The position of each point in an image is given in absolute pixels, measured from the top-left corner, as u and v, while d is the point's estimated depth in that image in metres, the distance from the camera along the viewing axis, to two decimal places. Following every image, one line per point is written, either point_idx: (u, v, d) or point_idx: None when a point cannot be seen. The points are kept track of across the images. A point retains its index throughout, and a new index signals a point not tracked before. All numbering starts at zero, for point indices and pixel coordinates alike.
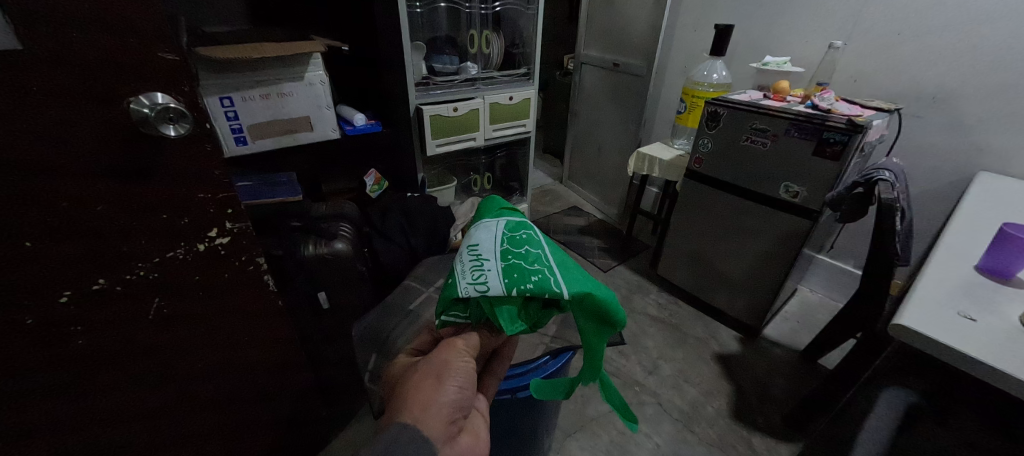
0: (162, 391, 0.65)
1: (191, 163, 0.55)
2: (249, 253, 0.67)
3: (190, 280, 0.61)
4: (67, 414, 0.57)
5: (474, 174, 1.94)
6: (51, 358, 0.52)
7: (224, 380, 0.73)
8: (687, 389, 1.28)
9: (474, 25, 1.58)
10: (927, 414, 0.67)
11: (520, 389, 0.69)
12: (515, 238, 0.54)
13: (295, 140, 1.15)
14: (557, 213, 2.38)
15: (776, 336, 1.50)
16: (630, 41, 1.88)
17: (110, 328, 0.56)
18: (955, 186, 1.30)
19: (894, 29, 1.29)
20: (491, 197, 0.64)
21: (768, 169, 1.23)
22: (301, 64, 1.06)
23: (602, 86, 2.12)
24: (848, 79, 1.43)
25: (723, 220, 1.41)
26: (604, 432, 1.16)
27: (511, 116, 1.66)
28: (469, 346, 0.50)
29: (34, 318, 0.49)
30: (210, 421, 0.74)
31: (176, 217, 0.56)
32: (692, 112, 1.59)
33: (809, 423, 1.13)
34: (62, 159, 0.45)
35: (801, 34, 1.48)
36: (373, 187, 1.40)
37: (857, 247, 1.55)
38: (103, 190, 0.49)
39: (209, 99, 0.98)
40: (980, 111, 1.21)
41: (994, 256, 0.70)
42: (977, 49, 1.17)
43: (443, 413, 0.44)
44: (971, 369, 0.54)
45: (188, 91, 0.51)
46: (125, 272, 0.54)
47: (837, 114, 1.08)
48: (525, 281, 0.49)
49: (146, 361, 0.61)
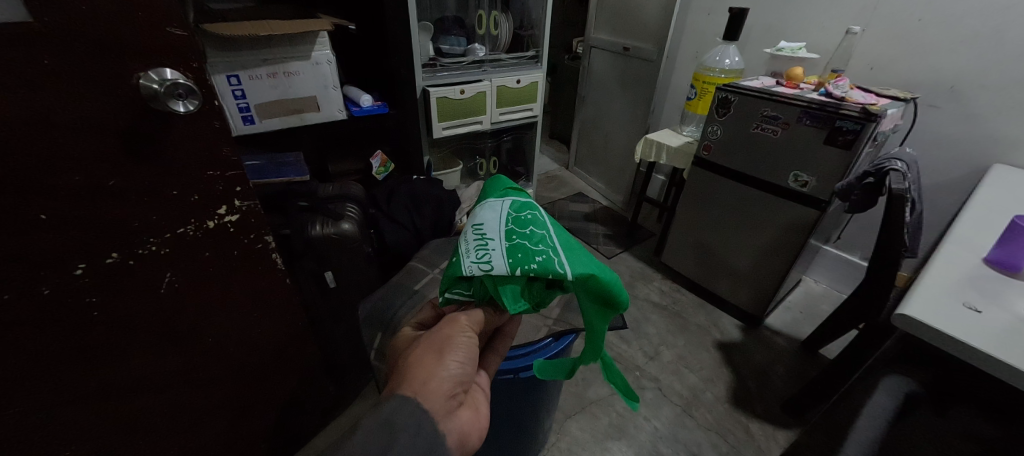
0: (175, 366, 0.67)
1: (199, 140, 0.55)
2: (258, 231, 0.68)
3: (201, 255, 0.63)
4: (82, 386, 0.58)
5: (480, 158, 1.94)
6: (66, 328, 0.53)
7: (232, 355, 0.75)
8: (687, 375, 1.30)
9: (483, 6, 1.55)
10: (924, 404, 0.68)
11: (522, 369, 0.71)
12: (521, 218, 0.55)
13: (301, 120, 1.15)
14: (562, 199, 2.38)
15: (777, 325, 1.50)
16: (642, 24, 1.84)
17: (122, 302, 0.57)
18: (968, 179, 1.28)
19: (915, 15, 1.25)
20: (498, 177, 0.64)
21: (778, 158, 1.22)
22: (307, 44, 1.06)
23: (612, 70, 2.08)
24: (864, 66, 1.39)
25: (731, 210, 1.40)
26: (605, 414, 1.18)
27: (519, 99, 1.65)
28: (473, 322, 0.51)
29: (49, 288, 0.50)
30: (219, 394, 0.76)
31: (186, 194, 0.57)
32: (703, 98, 1.56)
33: (807, 410, 1.14)
34: (75, 135, 0.46)
35: (818, 20, 1.44)
36: (379, 170, 1.42)
37: (866, 238, 1.54)
38: (113, 165, 0.50)
39: (216, 76, 0.98)
40: (999, 102, 1.18)
41: (1002, 249, 0.69)
42: (1001, 37, 1.13)
43: (443, 386, 0.45)
44: (981, 362, 0.54)
45: (196, 68, 0.52)
46: (137, 247, 0.55)
47: (851, 102, 1.06)
48: (529, 261, 0.49)
49: (157, 335, 0.62)
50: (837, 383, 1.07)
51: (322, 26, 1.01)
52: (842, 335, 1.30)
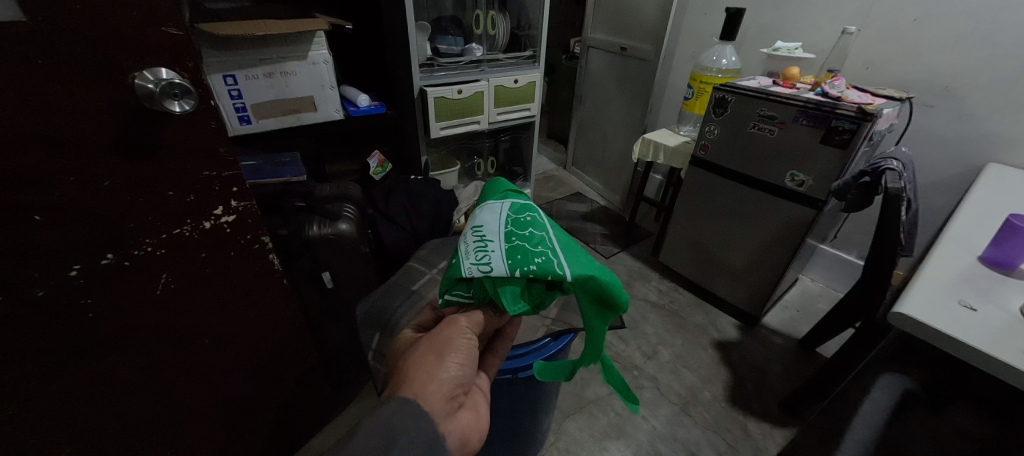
0: (172, 368, 0.67)
1: (195, 141, 0.55)
2: (255, 232, 0.68)
3: (197, 257, 0.62)
4: (77, 388, 0.58)
5: (478, 158, 1.94)
6: (62, 331, 0.53)
7: (229, 356, 0.74)
8: (685, 374, 1.30)
9: (479, 5, 1.54)
10: (920, 402, 0.68)
11: (521, 369, 0.71)
12: (520, 221, 0.55)
13: (298, 120, 1.14)
14: (559, 199, 2.38)
15: (775, 324, 1.51)
16: (639, 24, 1.84)
17: (119, 303, 0.57)
18: (963, 178, 1.28)
19: (910, 15, 1.26)
20: (497, 179, 0.64)
21: (776, 158, 1.22)
22: (304, 43, 1.06)
23: (609, 70, 2.09)
24: (860, 66, 1.40)
25: (728, 209, 1.40)
26: (603, 414, 1.18)
27: (516, 99, 1.65)
28: (473, 323, 0.51)
29: (45, 290, 0.50)
30: (217, 396, 0.76)
31: (182, 195, 0.57)
32: (700, 98, 1.57)
33: (804, 409, 1.15)
34: (70, 136, 0.46)
35: (814, 20, 1.45)
36: (376, 170, 1.42)
37: (863, 237, 1.54)
38: (109, 166, 0.50)
39: (212, 76, 0.98)
40: (994, 101, 1.18)
41: (996, 247, 0.70)
42: (995, 37, 1.14)
43: (443, 388, 0.45)
44: (974, 360, 0.54)
45: (192, 67, 0.51)
46: (133, 248, 0.55)
47: (847, 102, 1.07)
48: (528, 263, 0.49)
49: (154, 336, 0.62)
50: (833, 381, 1.08)
51: (319, 26, 1.00)
52: (839, 334, 1.31)
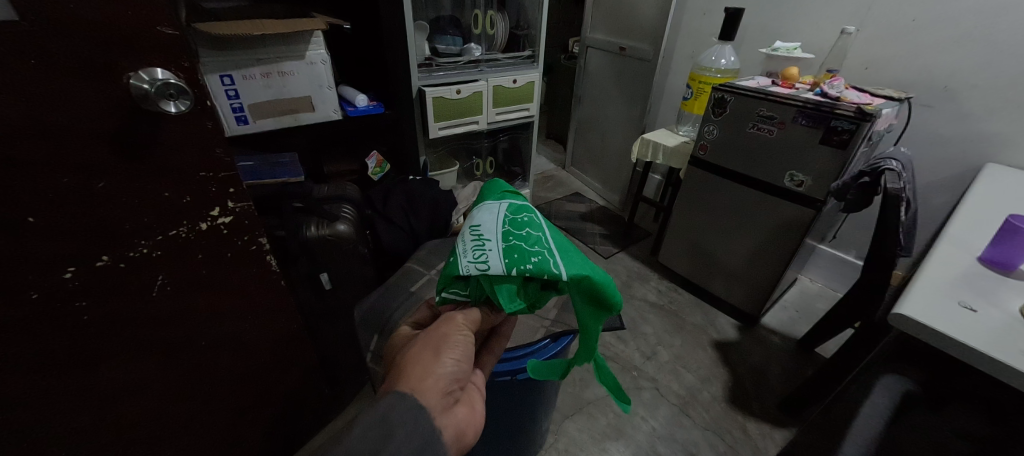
0: (169, 370, 0.66)
1: (191, 141, 0.54)
2: (251, 233, 0.67)
3: (193, 258, 0.62)
4: (72, 391, 0.57)
5: (477, 158, 1.93)
6: (57, 333, 0.52)
7: (227, 358, 0.74)
8: (684, 375, 1.30)
9: (478, 5, 1.54)
10: (920, 402, 0.68)
11: (519, 371, 0.70)
12: (517, 221, 0.54)
13: (296, 120, 1.14)
14: (558, 199, 2.37)
15: (774, 324, 1.51)
16: (638, 24, 1.84)
17: (114, 305, 0.56)
18: (962, 178, 1.28)
19: (909, 15, 1.26)
20: (495, 180, 0.64)
21: (775, 158, 1.22)
22: (301, 43, 1.05)
23: (608, 70, 2.08)
24: (859, 66, 1.40)
25: (727, 209, 1.40)
26: (602, 415, 1.18)
27: (515, 99, 1.64)
28: (470, 321, 0.51)
29: (38, 292, 0.49)
30: (213, 399, 0.75)
31: (178, 196, 0.56)
32: (699, 98, 1.56)
33: (804, 409, 1.15)
34: (64, 136, 0.45)
35: (813, 20, 1.45)
36: (374, 170, 1.42)
37: (862, 237, 1.55)
38: (103, 167, 0.49)
39: (209, 76, 0.97)
40: (992, 101, 1.18)
41: (996, 248, 0.70)
42: (994, 37, 1.14)
43: (440, 383, 0.45)
44: (974, 361, 0.54)
45: (188, 68, 0.51)
46: (128, 250, 0.55)
47: (845, 102, 1.07)
48: (525, 262, 0.49)
49: (150, 338, 0.62)
50: (833, 381, 1.08)
51: (317, 26, 1.00)
52: (838, 334, 1.31)
